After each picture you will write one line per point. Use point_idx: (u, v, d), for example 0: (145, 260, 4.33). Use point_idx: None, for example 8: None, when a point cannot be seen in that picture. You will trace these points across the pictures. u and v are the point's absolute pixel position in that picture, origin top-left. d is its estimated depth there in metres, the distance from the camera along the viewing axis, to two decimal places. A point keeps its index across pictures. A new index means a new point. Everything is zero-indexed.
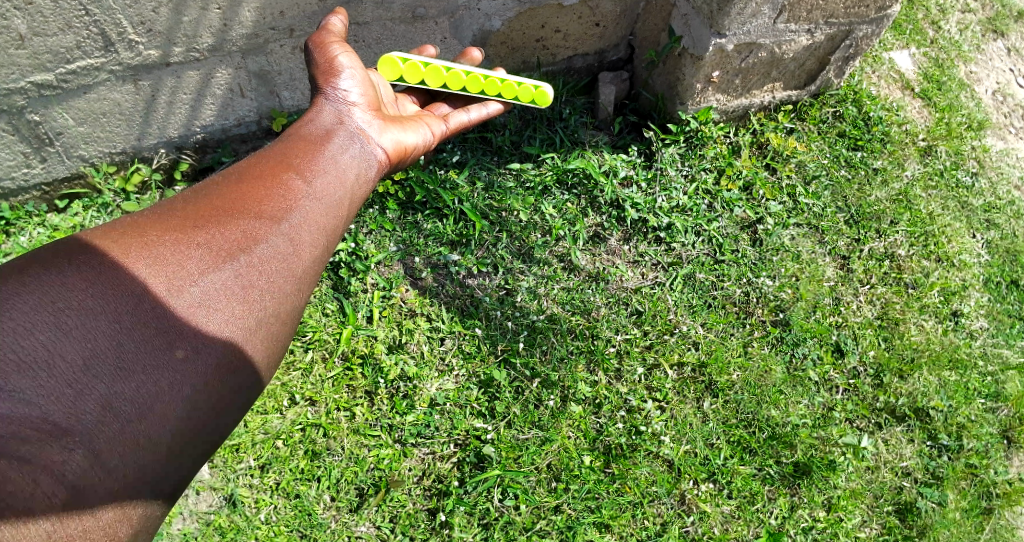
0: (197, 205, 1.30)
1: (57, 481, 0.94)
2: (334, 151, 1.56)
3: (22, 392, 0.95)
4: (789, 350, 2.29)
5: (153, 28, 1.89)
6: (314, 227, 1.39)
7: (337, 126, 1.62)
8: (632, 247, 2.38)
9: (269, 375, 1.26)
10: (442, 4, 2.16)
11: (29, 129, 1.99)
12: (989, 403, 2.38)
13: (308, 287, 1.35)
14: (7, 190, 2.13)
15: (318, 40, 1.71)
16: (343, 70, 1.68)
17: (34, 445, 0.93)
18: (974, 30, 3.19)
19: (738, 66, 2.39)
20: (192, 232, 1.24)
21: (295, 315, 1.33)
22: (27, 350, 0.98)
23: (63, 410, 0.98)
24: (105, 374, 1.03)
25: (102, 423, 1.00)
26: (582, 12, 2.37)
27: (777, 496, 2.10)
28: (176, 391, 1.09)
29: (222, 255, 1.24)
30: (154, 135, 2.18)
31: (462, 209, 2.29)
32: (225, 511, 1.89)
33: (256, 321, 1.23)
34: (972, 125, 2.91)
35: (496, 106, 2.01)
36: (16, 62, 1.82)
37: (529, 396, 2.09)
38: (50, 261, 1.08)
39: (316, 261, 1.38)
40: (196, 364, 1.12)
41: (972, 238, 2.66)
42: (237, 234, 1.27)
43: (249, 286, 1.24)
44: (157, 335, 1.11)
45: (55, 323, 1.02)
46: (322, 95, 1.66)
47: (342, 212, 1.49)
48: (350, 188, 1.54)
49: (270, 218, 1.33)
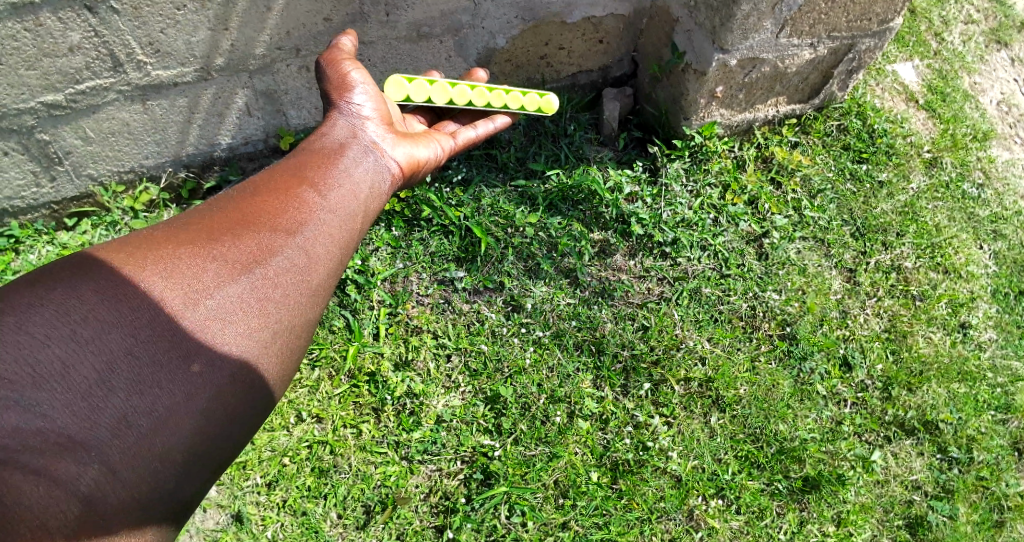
0: (212, 216, 1.32)
1: (70, 494, 0.98)
2: (347, 165, 1.57)
3: (38, 406, 0.99)
4: (797, 364, 2.28)
5: (162, 48, 1.91)
6: (328, 240, 1.41)
7: (350, 139, 1.64)
8: (637, 262, 2.37)
9: (284, 386, 1.28)
10: (447, 23, 2.18)
11: (38, 149, 2.01)
12: (999, 415, 2.36)
13: (321, 300, 1.37)
14: (16, 209, 2.15)
15: (330, 56, 1.73)
16: (355, 86, 1.69)
17: (48, 459, 0.97)
18: (977, 41, 3.19)
19: (742, 81, 2.40)
20: (209, 244, 1.25)
21: (309, 328, 1.35)
22: (44, 363, 1.01)
23: (78, 423, 1.01)
24: (121, 387, 1.06)
25: (116, 435, 1.04)
26: (586, 28, 2.40)
27: (786, 511, 2.09)
28: (190, 404, 1.12)
29: (238, 268, 1.25)
30: (163, 155, 2.20)
31: (467, 226, 2.30)
32: (232, 528, 1.89)
33: (271, 334, 1.25)
34: (977, 135, 2.91)
35: (504, 121, 2.02)
36: (26, 83, 1.85)
37: (536, 412, 2.09)
38: (68, 273, 1.11)
39: (330, 274, 1.40)
40: (210, 378, 1.14)
41: (979, 249, 2.65)
42: (252, 246, 1.29)
43: (264, 299, 1.26)
44: (171, 348, 1.13)
45: (71, 336, 1.05)
46: (336, 110, 1.68)
47: (355, 225, 1.50)
48: (363, 202, 1.55)
49: (285, 231, 1.34)
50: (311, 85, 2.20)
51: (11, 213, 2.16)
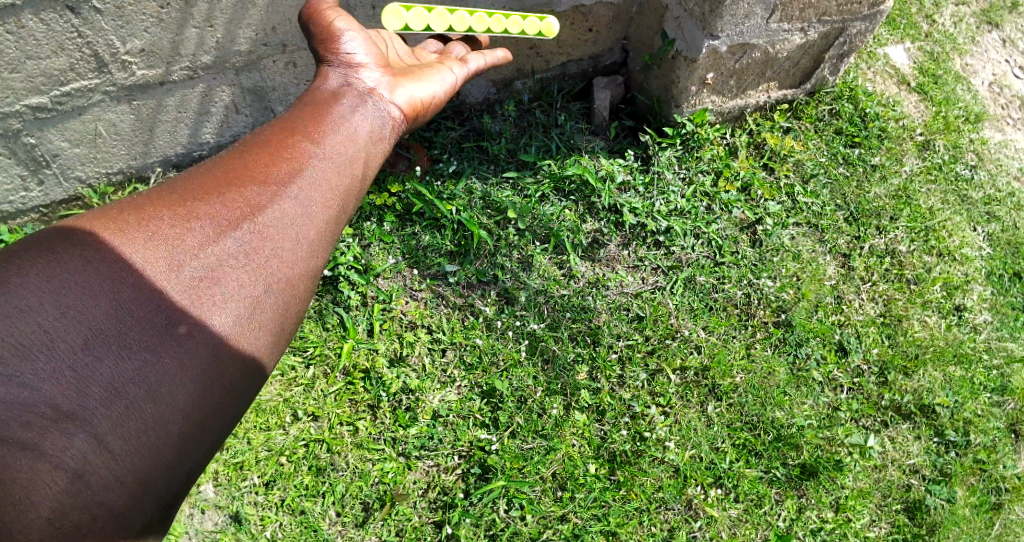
0: (199, 178, 1.30)
1: (61, 467, 0.96)
2: (341, 114, 1.54)
3: (24, 376, 0.96)
4: (793, 350, 2.28)
5: (147, 47, 1.89)
6: (323, 192, 1.38)
7: (344, 89, 1.60)
8: (631, 252, 2.37)
9: (281, 344, 1.27)
10: (434, 15, 2.17)
11: (25, 152, 1.99)
12: (995, 397, 2.37)
13: (319, 255, 1.35)
14: (4, 214, 2.13)
15: (313, 9, 1.68)
16: (344, 34, 1.64)
17: (36, 431, 0.95)
18: (968, 22, 3.18)
19: (733, 67, 2.39)
20: (196, 205, 1.23)
21: (309, 282, 1.33)
22: (28, 334, 0.99)
23: (66, 393, 0.99)
24: (109, 354, 1.05)
25: (105, 403, 1.02)
26: (575, 18, 2.38)
27: (785, 498, 2.09)
28: (182, 368, 1.10)
29: (227, 227, 1.23)
30: (151, 154, 2.18)
31: (460, 219, 2.28)
32: (230, 529, 1.89)
33: (266, 291, 1.23)
34: (970, 117, 2.90)
35: (501, 55, 1.99)
36: (10, 86, 1.82)
37: (533, 405, 2.08)
38: (51, 243, 1.09)
39: (327, 224, 1.37)
40: (201, 341, 1.13)
41: (973, 232, 2.65)
42: (240, 204, 1.27)
43: (254, 258, 1.24)
44: (161, 312, 1.11)
45: (55, 305, 1.03)
46: (327, 63, 1.63)
47: (352, 174, 1.47)
48: (361, 149, 1.52)
49: (275, 188, 1.32)
50: (299, 81, 2.18)
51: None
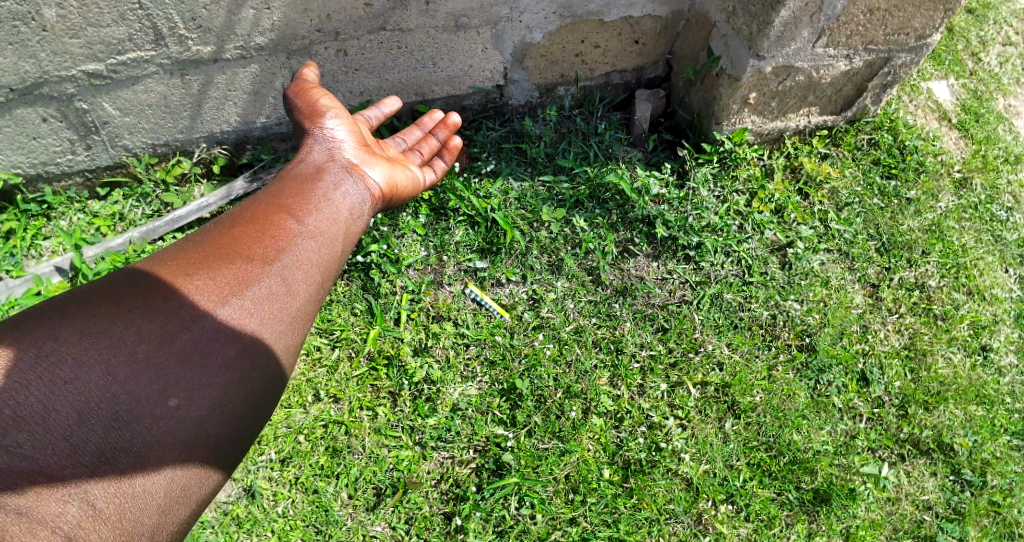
0: (188, 253, 1.44)
1: (54, 531, 1.07)
2: (326, 189, 1.71)
3: (20, 447, 1.09)
4: (814, 376, 2.27)
5: (205, 24, 1.93)
6: (307, 267, 1.53)
7: (328, 162, 1.79)
8: (660, 264, 2.38)
9: (265, 412, 1.41)
10: (485, 15, 2.20)
11: (77, 117, 2.05)
12: (1015, 441, 2.33)
13: (301, 326, 1.50)
14: (50, 175, 2.19)
15: (297, 88, 1.88)
16: (329, 112, 1.86)
17: (30, 499, 1.07)
18: (1015, 64, 3.16)
19: (776, 89, 2.40)
20: (187, 277, 1.37)
21: (291, 355, 1.47)
22: (26, 406, 1.11)
23: (58, 462, 1.11)
24: (99, 425, 1.16)
25: (93, 470, 1.14)
26: (622, 28, 2.40)
27: (795, 521, 2.08)
28: (166, 438, 1.22)
29: (215, 299, 1.37)
30: (197, 130, 2.23)
31: (494, 217, 2.32)
32: (243, 501, 1.91)
33: (251, 363, 1.36)
34: (1009, 158, 2.87)
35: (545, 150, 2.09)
36: (69, 51, 1.87)
37: (552, 405, 2.09)
38: (48, 318, 1.21)
39: (309, 300, 1.53)
40: (188, 412, 1.25)
41: (1004, 273, 2.62)
42: (228, 276, 1.41)
43: (241, 330, 1.38)
44: (151, 383, 1.23)
45: (51, 377, 1.15)
46: (311, 136, 1.83)
47: (335, 250, 1.63)
48: (344, 225, 1.68)
49: (262, 262, 1.47)
50: (348, 69, 2.19)
51: (46, 179, 2.20)
